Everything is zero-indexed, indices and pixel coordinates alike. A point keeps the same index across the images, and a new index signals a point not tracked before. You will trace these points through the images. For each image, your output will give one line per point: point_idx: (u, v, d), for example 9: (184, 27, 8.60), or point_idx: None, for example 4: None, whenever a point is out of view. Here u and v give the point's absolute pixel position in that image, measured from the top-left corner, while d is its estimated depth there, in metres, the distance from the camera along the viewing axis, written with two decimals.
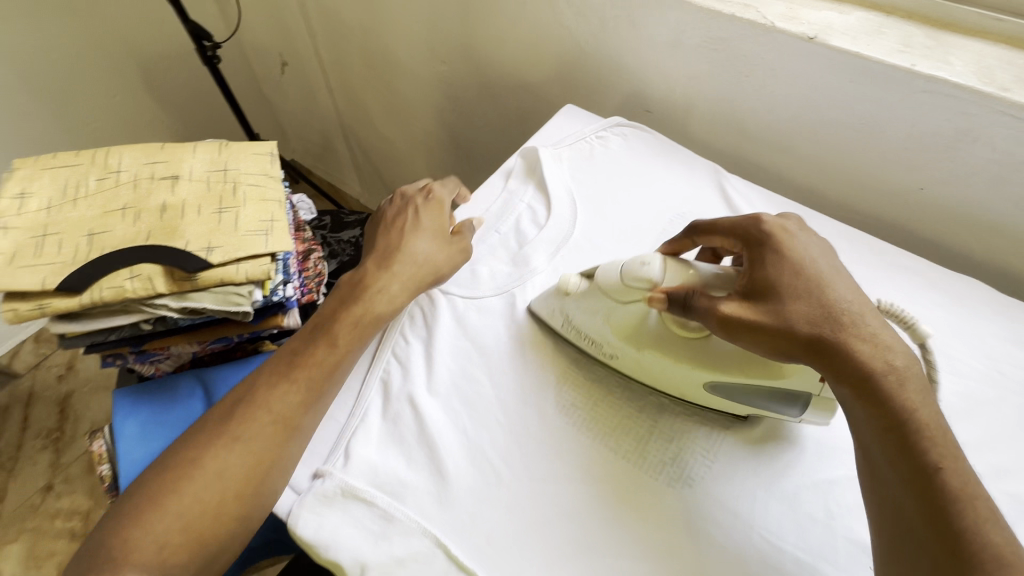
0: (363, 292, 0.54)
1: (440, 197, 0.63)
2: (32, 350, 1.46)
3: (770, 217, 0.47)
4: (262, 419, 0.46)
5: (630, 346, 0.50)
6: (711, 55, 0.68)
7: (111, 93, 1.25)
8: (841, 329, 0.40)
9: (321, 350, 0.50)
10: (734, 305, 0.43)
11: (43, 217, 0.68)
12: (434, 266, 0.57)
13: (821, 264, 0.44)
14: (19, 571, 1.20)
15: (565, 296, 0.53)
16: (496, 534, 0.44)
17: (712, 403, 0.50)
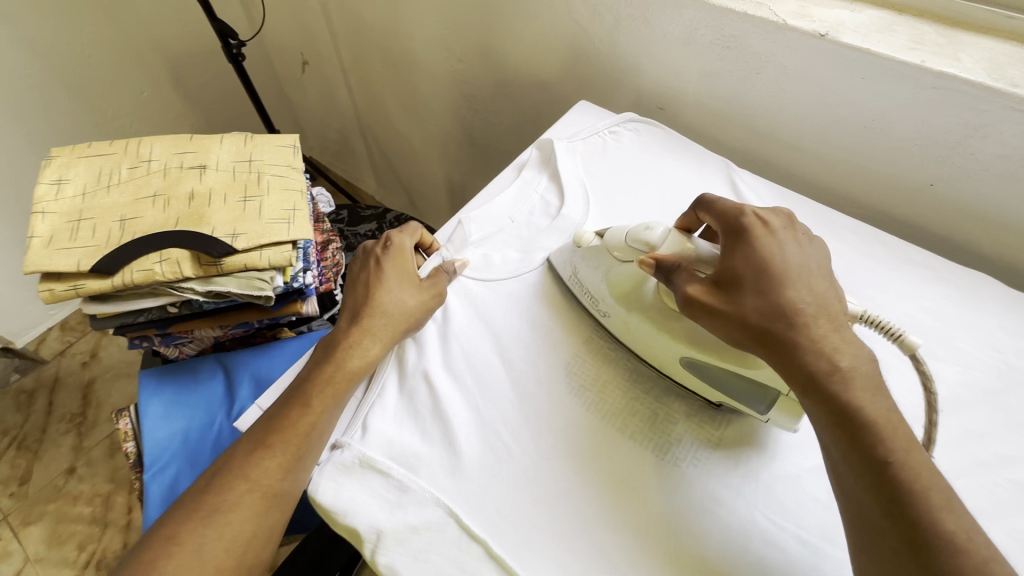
0: (340, 351, 0.52)
1: (401, 245, 0.59)
2: (57, 337, 1.50)
3: (753, 212, 0.47)
4: (269, 469, 0.46)
5: (621, 307, 0.53)
6: (723, 52, 0.70)
7: (139, 90, 1.30)
8: (790, 326, 0.41)
9: (324, 399, 0.50)
10: (698, 289, 0.45)
11: (79, 203, 0.72)
12: (405, 317, 0.54)
13: (792, 262, 0.44)
14: (42, 550, 1.24)
15: (578, 250, 0.57)
16: (507, 507, 0.45)
17: (707, 393, 0.50)
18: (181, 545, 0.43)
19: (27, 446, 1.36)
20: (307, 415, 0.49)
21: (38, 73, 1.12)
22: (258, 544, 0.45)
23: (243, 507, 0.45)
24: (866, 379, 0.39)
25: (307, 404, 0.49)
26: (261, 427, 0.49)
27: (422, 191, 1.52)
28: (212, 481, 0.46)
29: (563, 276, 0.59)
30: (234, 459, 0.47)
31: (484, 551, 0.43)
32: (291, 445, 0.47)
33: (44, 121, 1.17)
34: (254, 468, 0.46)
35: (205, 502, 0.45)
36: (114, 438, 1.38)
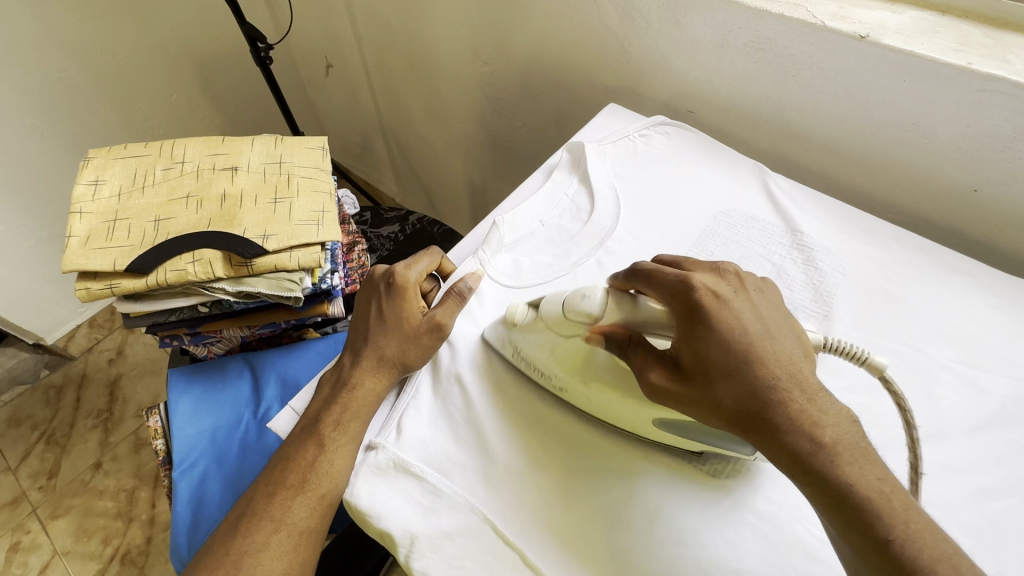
0: (345, 392, 0.52)
1: (404, 281, 0.56)
2: (86, 334, 1.54)
3: (702, 282, 0.43)
4: (295, 509, 0.47)
5: (576, 378, 0.49)
6: (757, 56, 0.69)
7: (168, 92, 1.32)
8: (768, 410, 0.38)
9: (334, 431, 0.50)
10: (655, 376, 0.42)
11: (114, 203, 0.73)
12: (403, 360, 0.53)
13: (754, 332, 0.41)
14: (69, 543, 1.26)
15: (512, 327, 0.52)
16: (543, 514, 0.45)
17: (668, 440, 0.47)
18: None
19: (55, 440, 1.39)
20: (323, 451, 0.49)
21: (72, 75, 1.14)
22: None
23: (272, 546, 0.45)
24: (854, 449, 0.37)
25: (324, 442, 0.49)
26: (280, 465, 0.50)
27: (443, 194, 1.52)
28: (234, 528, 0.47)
29: (501, 351, 0.53)
30: (257, 499, 0.48)
31: (520, 558, 0.43)
32: (311, 485, 0.48)
33: (76, 122, 1.20)
34: (279, 508, 0.47)
35: (235, 545, 0.46)
36: (139, 434, 1.41)
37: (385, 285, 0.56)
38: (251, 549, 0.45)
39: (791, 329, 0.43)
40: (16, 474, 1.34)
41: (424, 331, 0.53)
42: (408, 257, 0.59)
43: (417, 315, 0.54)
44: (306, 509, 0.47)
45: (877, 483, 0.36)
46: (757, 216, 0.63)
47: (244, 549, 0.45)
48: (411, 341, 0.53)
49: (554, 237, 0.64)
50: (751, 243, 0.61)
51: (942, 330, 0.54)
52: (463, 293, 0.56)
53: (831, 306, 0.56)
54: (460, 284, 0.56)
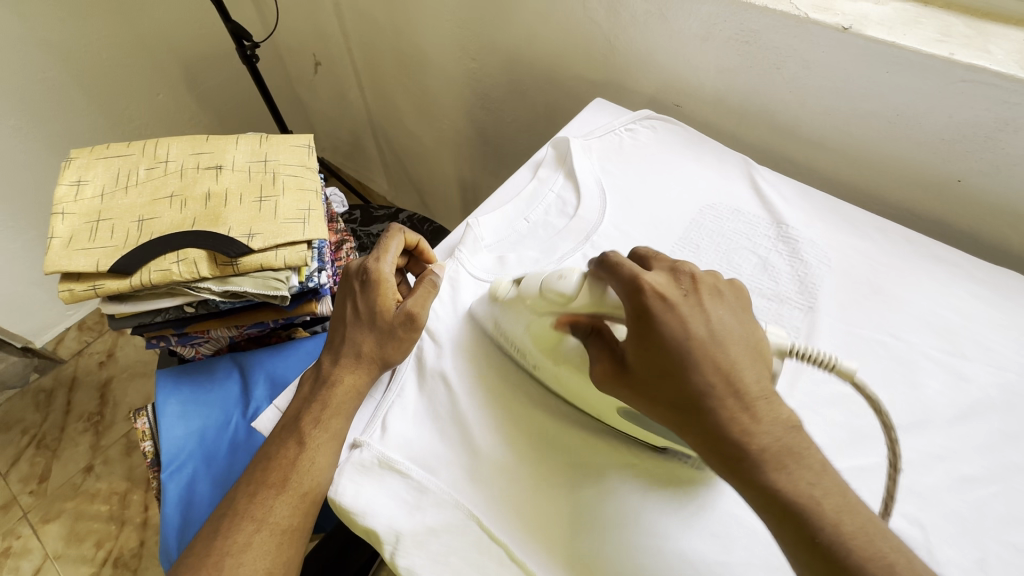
0: (324, 389, 0.52)
1: (377, 275, 0.55)
2: (76, 336, 1.52)
3: (652, 284, 0.41)
4: (277, 508, 0.47)
5: (548, 359, 0.50)
6: (742, 48, 0.69)
7: (154, 92, 1.31)
8: (694, 410, 0.39)
9: (315, 428, 0.50)
10: (599, 369, 0.44)
11: (98, 203, 0.72)
12: (383, 354, 0.53)
13: (697, 341, 0.40)
14: (61, 547, 1.25)
15: (496, 301, 0.53)
16: (527, 509, 0.45)
17: (639, 435, 0.48)
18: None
19: (45, 444, 1.38)
20: (305, 446, 0.49)
21: (53, 75, 1.13)
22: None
23: (254, 546, 0.45)
24: (799, 449, 0.37)
25: (304, 437, 0.49)
26: (261, 465, 0.49)
27: (435, 191, 1.52)
28: (216, 529, 0.46)
29: (487, 327, 0.54)
30: (239, 501, 0.48)
31: (504, 553, 0.43)
32: (293, 483, 0.48)
33: (61, 123, 1.19)
34: (261, 508, 0.47)
35: (216, 546, 0.45)
36: (131, 436, 1.40)
37: (361, 281, 0.56)
38: (233, 551, 0.45)
39: (744, 338, 0.41)
40: (6, 478, 1.33)
41: (399, 323, 0.53)
42: (378, 245, 0.58)
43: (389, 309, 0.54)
44: (287, 508, 0.47)
45: (807, 489, 0.35)
46: (743, 209, 0.63)
47: (226, 551, 0.45)
48: (387, 336, 0.53)
49: (540, 234, 0.63)
50: (736, 236, 0.61)
51: (926, 320, 0.54)
52: (435, 281, 0.56)
53: (816, 298, 0.56)
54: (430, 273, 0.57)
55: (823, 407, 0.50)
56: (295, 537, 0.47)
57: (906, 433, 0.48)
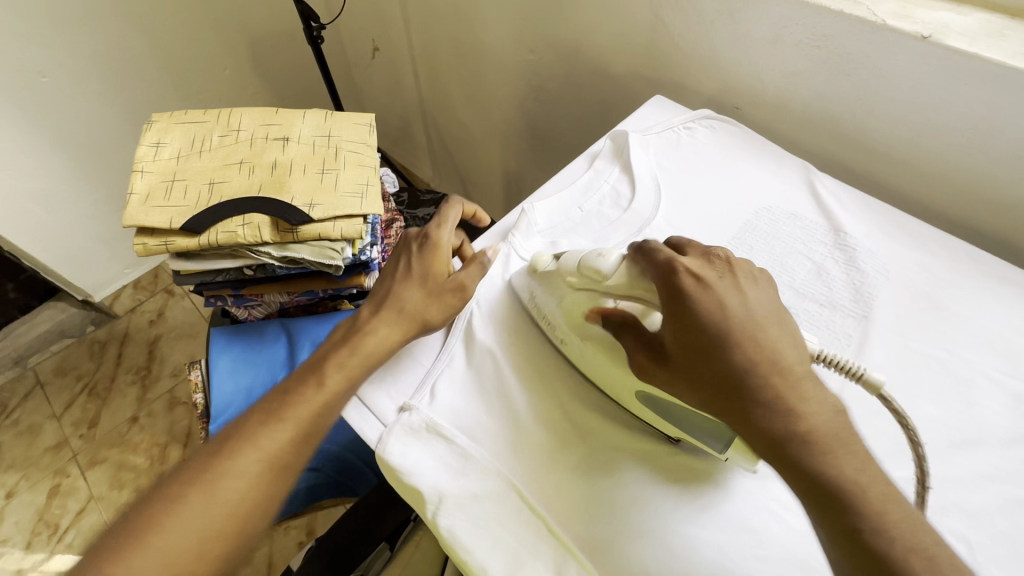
0: (360, 339, 0.52)
1: (436, 241, 0.57)
2: (131, 295, 1.61)
3: (685, 266, 0.42)
4: (271, 443, 0.45)
5: (576, 334, 0.51)
6: (812, 53, 0.68)
7: (222, 67, 1.38)
8: (738, 394, 0.37)
9: (341, 375, 0.49)
10: (639, 358, 0.44)
11: (173, 164, 0.76)
12: (424, 315, 0.54)
13: (734, 320, 0.39)
14: (104, 490, 1.33)
15: (535, 274, 0.54)
16: (566, 485, 0.46)
17: (665, 429, 0.48)
18: (170, 501, 0.41)
19: (97, 392, 1.47)
20: (325, 392, 0.48)
21: (131, 44, 1.20)
22: (243, 520, 0.43)
23: (238, 476, 0.43)
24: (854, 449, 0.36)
25: (324, 381, 0.49)
26: (270, 400, 0.48)
27: (479, 181, 1.54)
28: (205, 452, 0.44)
29: (522, 299, 0.57)
30: (236, 429, 0.46)
31: (542, 524, 0.44)
32: (297, 423, 0.46)
33: (134, 89, 1.26)
34: (257, 439, 0.45)
35: (201, 465, 0.43)
36: (174, 393, 1.47)
37: (418, 244, 0.57)
38: (215, 476, 0.43)
39: (780, 320, 0.40)
40: (60, 420, 1.42)
41: (449, 291, 0.55)
42: (440, 214, 0.59)
43: (443, 276, 0.56)
44: (285, 448, 0.45)
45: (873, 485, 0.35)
46: (800, 214, 0.63)
47: (208, 477, 0.43)
48: (434, 300, 0.55)
49: (592, 224, 0.64)
50: (791, 239, 0.61)
51: (986, 340, 0.53)
52: (485, 260, 0.58)
53: (871, 307, 0.55)
54: (484, 253, 0.58)
55: (869, 416, 0.50)
56: (278, 481, 0.44)
57: (957, 450, 0.47)
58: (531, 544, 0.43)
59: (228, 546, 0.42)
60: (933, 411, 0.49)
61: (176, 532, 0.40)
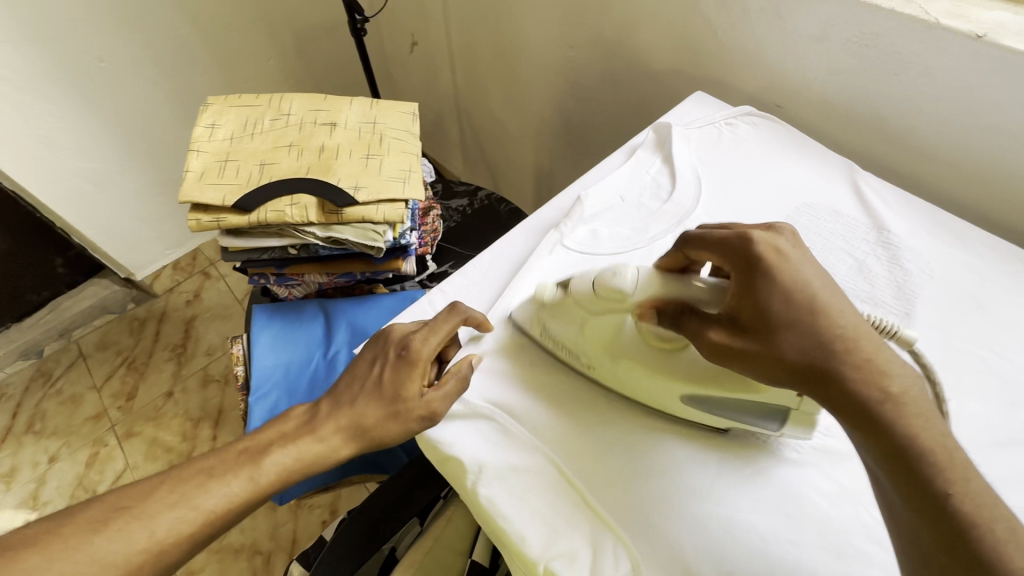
0: (304, 438, 0.48)
1: (420, 352, 0.51)
2: (170, 275, 1.67)
3: (762, 237, 0.43)
4: (257, 472, 0.46)
5: (605, 356, 0.50)
6: (860, 51, 0.67)
7: (267, 57, 1.42)
8: (831, 359, 0.38)
9: (279, 472, 0.46)
10: (717, 333, 0.43)
11: (227, 145, 0.80)
12: (378, 435, 0.49)
13: (818, 288, 0.40)
14: (139, 460, 1.38)
15: (541, 305, 0.53)
16: (602, 461, 0.47)
17: (703, 420, 0.48)
18: (43, 559, 0.39)
19: (135, 367, 1.53)
20: (254, 486, 0.45)
21: (183, 33, 1.25)
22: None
23: (217, 492, 0.44)
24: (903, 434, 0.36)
25: (257, 477, 0.46)
26: (280, 432, 0.49)
27: (510, 176, 1.56)
28: (202, 463, 0.46)
29: (529, 332, 0.55)
30: (235, 451, 0.47)
31: (580, 497, 0.45)
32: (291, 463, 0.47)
33: (184, 76, 1.31)
34: (254, 466, 0.46)
35: (192, 474, 0.45)
36: (208, 371, 1.52)
37: (398, 352, 0.51)
38: (197, 489, 0.44)
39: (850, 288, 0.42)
40: (100, 391, 1.48)
41: (414, 416, 0.48)
42: (440, 318, 0.52)
43: (411, 395, 0.49)
44: (178, 538, 0.42)
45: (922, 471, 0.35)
46: (842, 211, 0.63)
47: (191, 487, 0.44)
48: (395, 418, 0.49)
49: (633, 215, 0.64)
50: (833, 236, 0.61)
51: None
52: (464, 378, 0.50)
53: (914, 305, 0.55)
54: (463, 366, 0.50)
55: None
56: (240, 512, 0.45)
57: (1000, 448, 0.47)
58: (566, 516, 0.45)
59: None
60: (975, 409, 0.49)
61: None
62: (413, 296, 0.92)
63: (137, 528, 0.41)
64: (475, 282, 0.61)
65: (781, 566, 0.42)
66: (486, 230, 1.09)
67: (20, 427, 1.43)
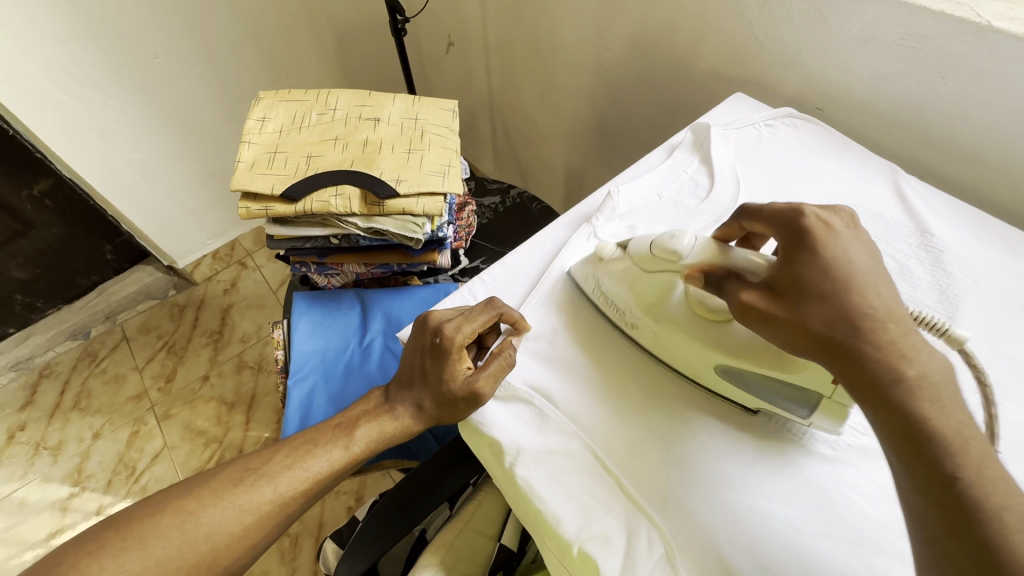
0: (382, 417, 0.57)
1: (454, 341, 0.53)
2: (209, 264, 1.73)
3: (814, 212, 0.44)
4: (347, 443, 0.55)
5: (649, 317, 0.52)
6: (905, 53, 0.67)
7: (309, 56, 1.48)
8: (855, 336, 0.38)
9: (368, 442, 0.55)
10: (748, 295, 0.44)
11: (276, 138, 0.83)
12: (435, 415, 0.55)
13: (858, 265, 0.41)
14: (176, 440, 1.44)
15: (598, 264, 0.56)
16: (637, 449, 0.48)
17: (735, 397, 0.50)
18: (198, 505, 0.49)
19: (174, 350, 1.59)
20: (349, 454, 0.54)
21: (233, 31, 1.30)
22: (237, 550, 0.49)
23: (319, 460, 0.53)
24: None
25: (351, 446, 0.54)
26: (365, 411, 0.57)
27: (540, 176, 1.58)
28: (305, 438, 0.55)
29: (584, 287, 0.58)
30: (328, 428, 0.56)
31: (615, 482, 0.46)
32: (375, 437, 0.55)
33: (231, 73, 1.37)
34: (345, 438, 0.55)
35: (298, 446, 0.54)
36: (242, 357, 1.57)
37: (435, 341, 0.54)
38: (303, 459, 0.53)
39: (893, 274, 0.41)
40: (142, 373, 1.55)
41: (460, 397, 0.51)
42: (470, 311, 0.55)
43: (453, 378, 0.52)
44: (289, 497, 0.51)
45: None
46: (884, 214, 0.62)
47: (298, 457, 0.53)
48: (447, 403, 0.52)
49: (670, 212, 0.65)
50: (875, 239, 0.60)
51: None
52: (508, 360, 0.52)
53: (957, 309, 0.54)
54: (507, 351, 0.53)
55: None
56: (341, 474, 0.54)
57: None
58: (602, 499, 0.46)
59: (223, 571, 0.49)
60: (1018, 414, 0.49)
61: (198, 533, 0.48)
62: (447, 288, 0.94)
63: (258, 490, 0.51)
64: (512, 273, 0.62)
65: (814, 558, 0.42)
66: (518, 227, 1.11)
67: (67, 404, 1.50)
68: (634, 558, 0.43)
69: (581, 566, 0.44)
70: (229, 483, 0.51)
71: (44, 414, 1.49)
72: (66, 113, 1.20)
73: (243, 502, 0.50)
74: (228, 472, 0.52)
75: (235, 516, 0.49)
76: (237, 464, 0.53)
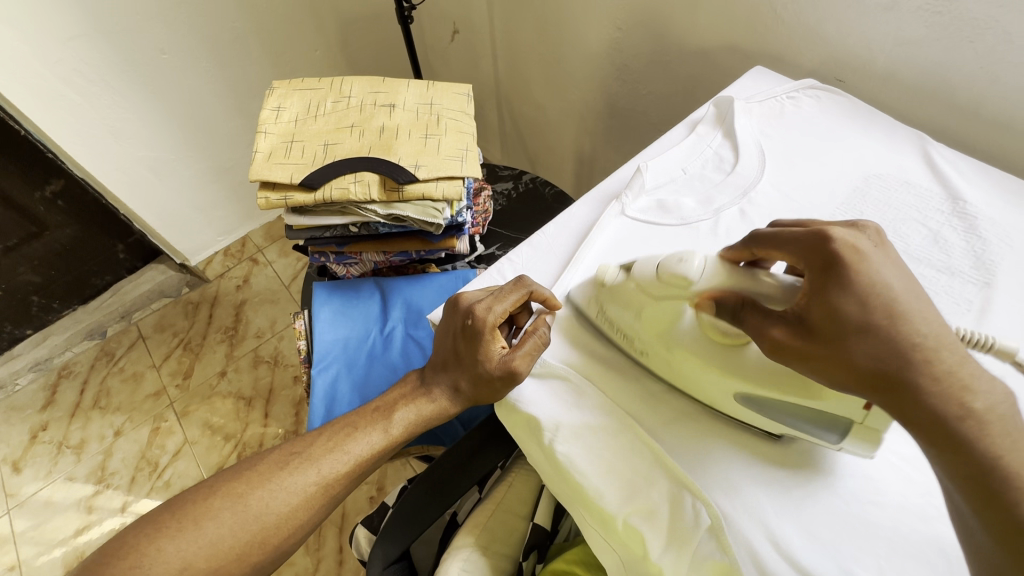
0: (420, 399, 0.57)
1: (486, 321, 0.53)
2: (221, 261, 1.73)
3: (841, 236, 0.40)
4: (385, 427, 0.56)
5: (660, 344, 0.50)
6: (931, 19, 0.66)
7: (314, 48, 1.47)
8: (907, 372, 0.35)
9: (408, 424, 0.56)
10: (781, 334, 0.41)
11: (292, 127, 0.83)
12: (477, 397, 0.54)
13: (900, 293, 0.38)
14: (197, 435, 1.45)
15: (601, 287, 0.54)
16: (673, 424, 0.49)
17: (757, 422, 0.47)
18: (248, 487, 0.51)
19: (191, 347, 1.60)
20: (390, 436, 0.55)
21: (238, 25, 1.30)
22: (287, 530, 0.51)
23: (359, 443, 0.55)
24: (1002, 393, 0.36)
25: (390, 429, 0.56)
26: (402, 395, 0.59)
27: (549, 162, 1.57)
28: (345, 422, 0.57)
29: (586, 313, 0.56)
30: (367, 412, 0.57)
31: (655, 454, 0.46)
32: (413, 422, 0.56)
33: (238, 68, 1.36)
34: (384, 421, 0.56)
35: (338, 430, 0.56)
36: (258, 351, 1.58)
37: (467, 323, 0.54)
38: (344, 442, 0.55)
39: None
40: (160, 371, 1.56)
41: (498, 375, 0.51)
42: (500, 291, 0.55)
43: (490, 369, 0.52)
44: (332, 479, 0.53)
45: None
46: (914, 181, 0.62)
47: (339, 441, 0.55)
48: (483, 383, 0.53)
49: (696, 185, 0.65)
50: (905, 206, 0.60)
51: None
52: (542, 336, 0.53)
53: (994, 274, 0.54)
54: (541, 327, 0.53)
55: None
56: (381, 456, 0.56)
57: None
58: (644, 472, 0.46)
59: (274, 550, 0.50)
60: None
61: (249, 513, 0.49)
62: (466, 275, 0.94)
63: (301, 473, 0.52)
64: (541, 254, 0.62)
65: (862, 523, 0.43)
66: (532, 212, 1.10)
67: (87, 403, 1.51)
68: (682, 528, 0.43)
69: (625, 539, 0.44)
70: (274, 466, 0.53)
71: (65, 413, 1.50)
72: (77, 112, 1.20)
73: (290, 484, 0.51)
74: (274, 457, 0.53)
75: (282, 499, 0.51)
76: (281, 449, 0.54)
